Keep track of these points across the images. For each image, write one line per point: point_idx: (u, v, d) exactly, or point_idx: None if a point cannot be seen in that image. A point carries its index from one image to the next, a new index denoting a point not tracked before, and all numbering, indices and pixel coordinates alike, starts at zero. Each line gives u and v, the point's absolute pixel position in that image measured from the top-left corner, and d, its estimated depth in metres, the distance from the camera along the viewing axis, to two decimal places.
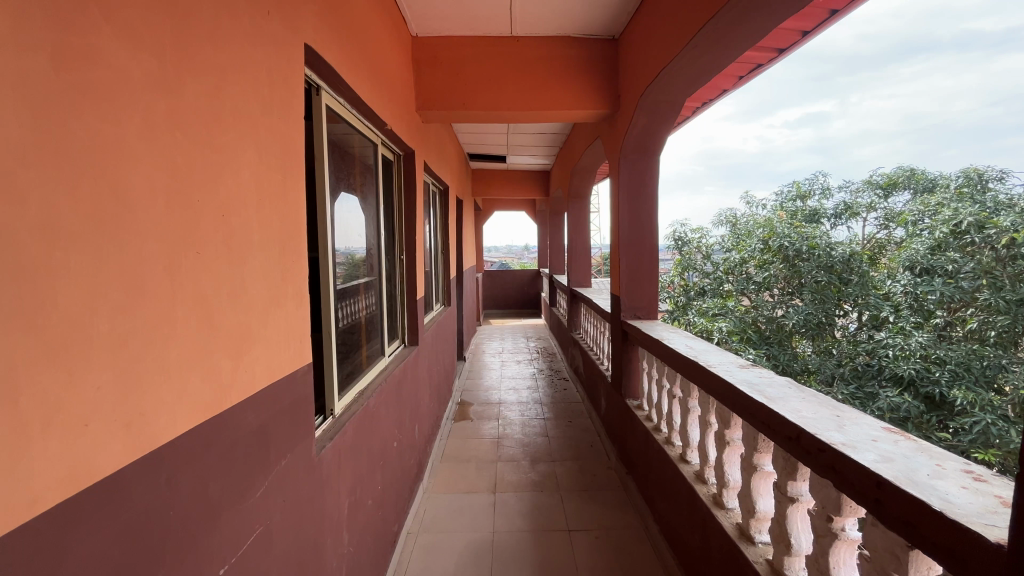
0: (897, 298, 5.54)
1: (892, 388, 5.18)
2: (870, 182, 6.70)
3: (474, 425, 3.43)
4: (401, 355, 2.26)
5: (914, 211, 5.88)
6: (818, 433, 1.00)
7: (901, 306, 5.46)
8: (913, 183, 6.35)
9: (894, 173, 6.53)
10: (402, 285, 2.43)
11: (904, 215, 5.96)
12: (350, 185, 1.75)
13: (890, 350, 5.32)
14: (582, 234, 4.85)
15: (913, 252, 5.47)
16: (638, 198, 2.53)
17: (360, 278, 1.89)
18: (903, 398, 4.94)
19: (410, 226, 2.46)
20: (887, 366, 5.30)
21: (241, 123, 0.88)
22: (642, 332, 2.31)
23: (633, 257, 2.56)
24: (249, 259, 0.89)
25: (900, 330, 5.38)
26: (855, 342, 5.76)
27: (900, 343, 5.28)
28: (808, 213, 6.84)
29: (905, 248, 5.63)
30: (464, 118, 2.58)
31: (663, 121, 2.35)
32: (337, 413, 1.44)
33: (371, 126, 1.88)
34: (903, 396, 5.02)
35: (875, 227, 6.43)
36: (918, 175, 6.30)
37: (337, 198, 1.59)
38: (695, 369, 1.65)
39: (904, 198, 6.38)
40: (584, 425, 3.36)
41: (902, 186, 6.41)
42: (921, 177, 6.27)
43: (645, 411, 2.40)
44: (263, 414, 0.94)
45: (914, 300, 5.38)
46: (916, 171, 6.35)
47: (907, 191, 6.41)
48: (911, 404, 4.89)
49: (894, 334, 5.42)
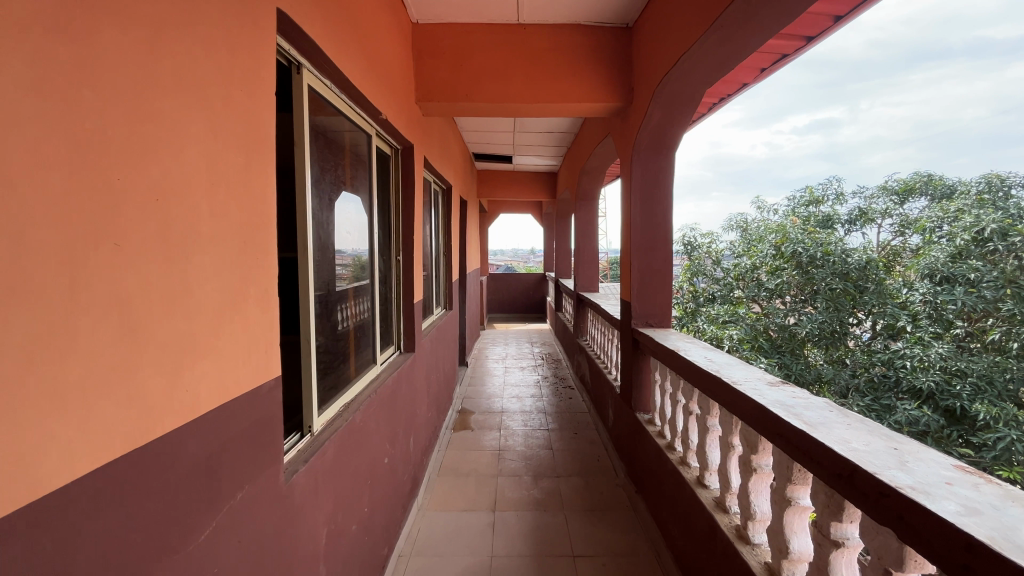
0: (915, 307, 5.33)
1: (910, 401, 4.95)
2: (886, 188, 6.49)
3: (474, 435, 3.27)
4: (396, 364, 2.11)
5: (932, 217, 5.64)
6: (879, 473, 0.83)
7: (920, 316, 5.26)
8: (931, 189, 6.14)
9: (911, 179, 6.33)
10: (399, 287, 2.28)
11: (922, 221, 5.74)
12: (339, 178, 1.60)
13: (907, 362, 5.11)
14: (590, 237, 4.69)
15: (933, 260, 5.23)
16: (652, 198, 2.35)
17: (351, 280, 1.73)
18: (922, 411, 4.70)
19: (408, 226, 2.31)
20: (904, 378, 5.07)
21: (187, 89, 0.73)
22: (655, 341, 2.14)
23: (645, 261, 2.39)
24: (194, 254, 0.74)
25: (918, 340, 5.18)
26: (870, 351, 5.55)
27: (919, 354, 5.05)
28: (821, 219, 6.60)
29: (923, 256, 5.41)
30: (468, 111, 2.44)
31: (680, 116, 2.19)
32: (316, 431, 1.29)
33: (363, 115, 1.74)
34: (922, 409, 4.80)
35: (890, 234, 6.23)
36: (936, 181, 6.09)
37: (321, 191, 1.44)
38: (717, 386, 1.48)
39: (920, 205, 6.19)
40: (591, 437, 3.18)
41: (918, 191, 6.21)
42: (939, 182, 6.07)
43: (657, 426, 2.23)
44: (212, 441, 0.78)
45: (933, 310, 5.15)
46: (934, 176, 6.15)
47: (925, 197, 6.21)
48: (931, 418, 4.66)
49: (912, 345, 5.18)
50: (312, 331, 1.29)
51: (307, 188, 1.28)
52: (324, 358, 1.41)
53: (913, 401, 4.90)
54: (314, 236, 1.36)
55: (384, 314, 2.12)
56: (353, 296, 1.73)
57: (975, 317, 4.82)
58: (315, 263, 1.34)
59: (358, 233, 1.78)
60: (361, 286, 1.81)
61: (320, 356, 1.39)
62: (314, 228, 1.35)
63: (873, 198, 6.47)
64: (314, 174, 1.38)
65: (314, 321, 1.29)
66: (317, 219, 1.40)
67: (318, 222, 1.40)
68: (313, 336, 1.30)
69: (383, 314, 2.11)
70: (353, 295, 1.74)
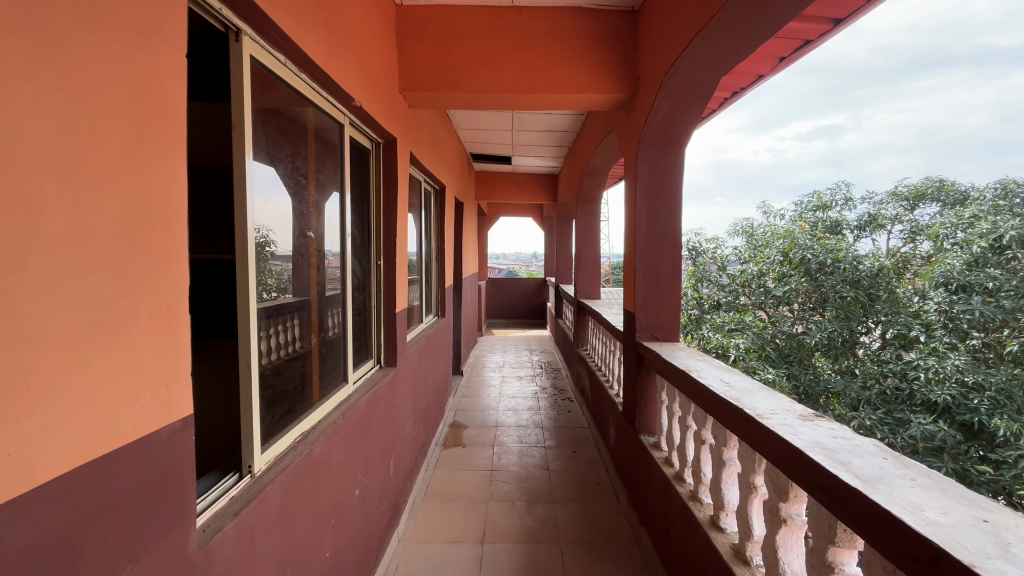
0: (928, 317, 5.10)
1: (925, 414, 4.65)
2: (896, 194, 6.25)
3: (467, 452, 3.05)
4: (373, 381, 1.89)
5: (945, 224, 5.45)
6: (979, 567, 0.61)
7: (934, 325, 5.03)
8: (943, 195, 5.93)
9: (922, 184, 6.12)
10: (379, 295, 2.06)
11: (934, 228, 5.51)
12: (297, 172, 1.39)
13: (921, 373, 4.84)
14: (590, 242, 4.46)
15: (947, 268, 5.00)
16: (660, 198, 2.14)
17: (315, 290, 1.52)
18: (938, 426, 4.43)
19: (389, 227, 2.09)
20: (918, 391, 4.81)
21: (16, 33, 0.52)
22: (663, 359, 1.92)
23: (652, 268, 2.17)
24: (26, 260, 0.53)
25: (933, 351, 4.93)
26: (880, 361, 5.33)
27: (935, 366, 4.76)
28: (829, 224, 6.35)
29: (937, 264, 5.18)
30: (458, 103, 2.23)
31: (691, 108, 1.98)
32: (259, 472, 1.08)
33: (333, 102, 1.52)
34: (938, 423, 4.50)
35: (901, 241, 6.01)
36: (949, 186, 5.91)
37: (271, 187, 1.23)
38: (738, 417, 1.26)
39: (931, 211, 6.03)
40: (590, 457, 2.96)
41: (930, 198, 6.04)
42: (952, 188, 5.88)
43: (663, 451, 2.01)
44: (61, 519, 0.57)
45: (948, 320, 4.88)
46: (946, 182, 5.95)
47: (936, 204, 6.03)
48: (947, 433, 4.36)
49: (926, 356, 4.93)
50: (253, 352, 1.08)
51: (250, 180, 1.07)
52: (272, 384, 1.19)
53: (928, 415, 4.63)
54: (259, 237, 1.15)
55: (358, 326, 1.89)
56: (313, 309, 1.51)
57: (992, 327, 4.61)
58: (258, 269, 1.12)
59: (325, 236, 1.56)
60: (327, 297, 1.59)
61: (268, 381, 1.17)
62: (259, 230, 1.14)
63: (882, 204, 6.27)
64: (261, 163, 1.17)
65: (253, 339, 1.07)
66: (262, 217, 1.19)
67: (266, 224, 1.18)
68: (252, 356, 1.08)
69: (357, 326, 1.88)
70: (314, 308, 1.52)
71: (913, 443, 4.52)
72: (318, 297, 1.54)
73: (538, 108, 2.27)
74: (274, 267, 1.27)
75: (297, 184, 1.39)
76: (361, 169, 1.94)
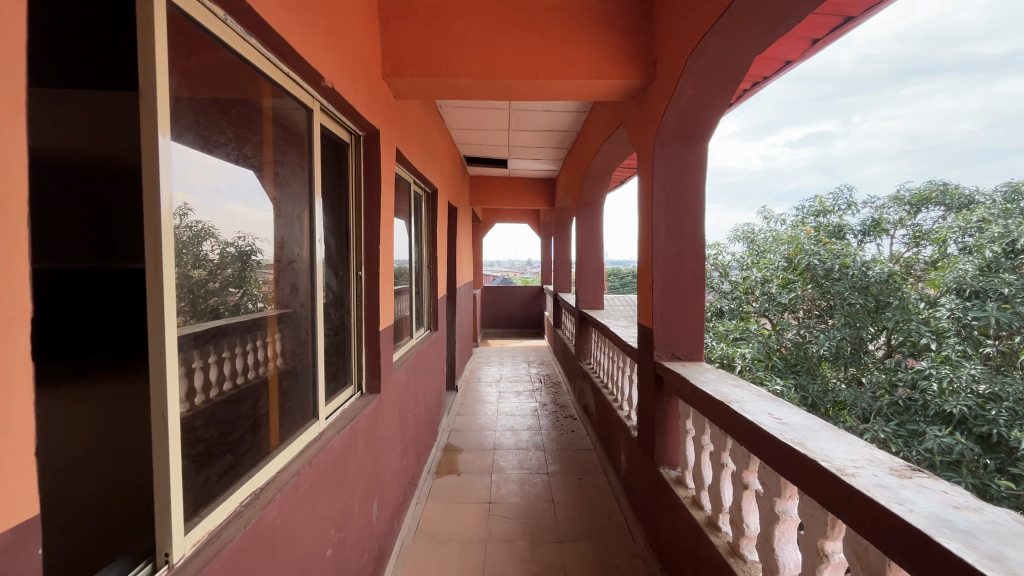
0: (940, 325, 4.76)
1: (940, 426, 4.29)
2: (897, 198, 5.86)
3: (462, 480, 2.77)
4: (353, 412, 1.62)
5: (953, 227, 5.16)
6: None
7: (946, 333, 4.69)
8: (947, 199, 5.49)
9: (926, 189, 5.68)
10: (359, 311, 1.78)
11: (941, 232, 5.26)
12: (233, 159, 1.09)
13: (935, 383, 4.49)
14: (591, 248, 4.20)
15: (960, 273, 4.73)
16: (681, 197, 1.87)
17: (260, 306, 1.22)
18: (956, 438, 4.09)
19: (372, 232, 1.81)
20: (931, 402, 4.45)
21: None
22: (689, 383, 1.66)
23: (672, 277, 1.90)
24: None
25: (945, 359, 4.58)
26: (889, 370, 5.05)
27: (950, 374, 4.41)
28: (831, 229, 6.17)
29: (947, 271, 4.91)
30: (451, 91, 1.98)
31: (717, 93, 1.71)
32: (180, 562, 0.78)
33: (300, 80, 1.25)
34: (954, 436, 4.16)
35: (903, 246, 5.69)
36: (953, 189, 5.46)
37: (205, 178, 0.94)
38: (811, 470, 0.98)
39: (935, 215, 5.57)
40: (598, 487, 2.68)
41: (934, 201, 5.57)
42: (956, 191, 5.42)
43: (689, 489, 1.73)
44: None
45: (960, 327, 4.57)
46: (950, 185, 5.50)
47: (941, 207, 5.57)
48: (965, 446, 4.05)
49: (939, 365, 4.59)
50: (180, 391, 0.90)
51: (190, 179, 0.88)
52: (203, 436, 0.91)
53: (944, 426, 4.26)
54: (185, 240, 0.88)
55: (331, 347, 1.61)
56: (267, 327, 1.24)
57: (1006, 332, 4.28)
58: (181, 282, 0.86)
59: (281, 243, 1.27)
60: (292, 314, 1.32)
61: (197, 431, 0.89)
62: (182, 231, 0.86)
63: (884, 208, 5.96)
64: (189, 148, 0.89)
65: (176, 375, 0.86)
66: (229, 225, 1.06)
67: (192, 225, 0.90)
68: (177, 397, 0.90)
69: (331, 349, 1.60)
70: (271, 327, 1.25)
71: (930, 457, 4.19)
72: (275, 314, 1.27)
73: (545, 98, 2.03)
74: (211, 281, 0.99)
75: (238, 177, 1.10)
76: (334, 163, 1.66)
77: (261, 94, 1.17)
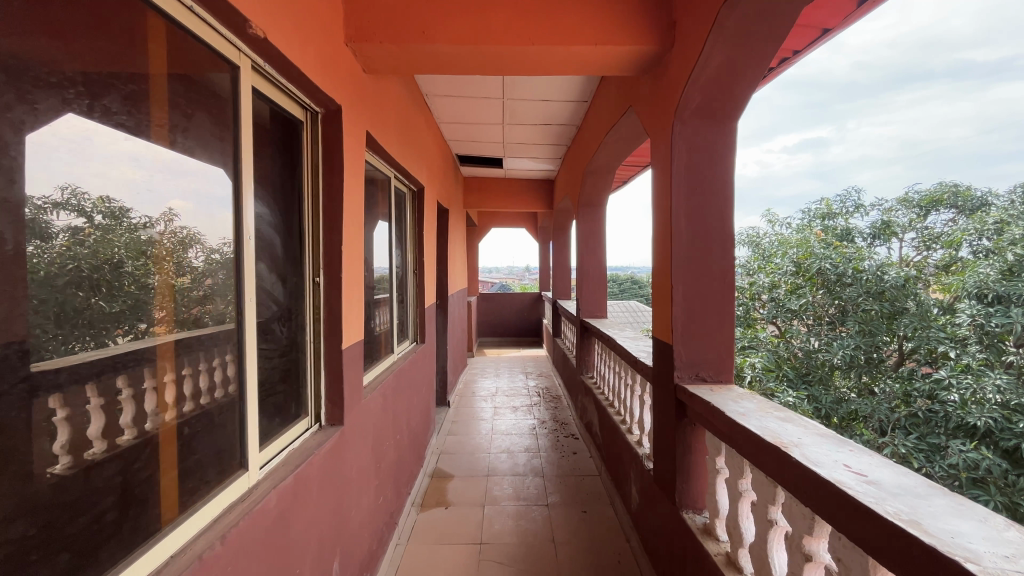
0: (961, 332, 4.36)
1: (965, 440, 3.98)
2: (905, 199, 5.49)
3: (449, 516, 2.44)
4: (305, 452, 1.29)
5: (968, 228, 4.80)
6: None
7: (967, 340, 4.31)
8: (959, 201, 5.12)
9: (936, 190, 5.31)
10: (315, 327, 1.46)
11: (955, 235, 4.90)
12: (90, 111, 0.75)
13: (955, 394, 4.15)
14: (595, 253, 3.86)
15: (980, 276, 4.29)
16: (704, 187, 1.57)
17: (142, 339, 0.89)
18: (983, 453, 3.74)
19: (334, 232, 1.49)
20: (952, 414, 4.13)
21: None
22: (723, 416, 1.31)
23: (695, 282, 1.59)
24: None
25: (965, 368, 4.24)
26: (905, 379, 4.72)
27: (971, 386, 4.07)
28: (838, 232, 5.74)
29: (966, 273, 4.45)
30: (431, 62, 1.67)
31: (753, 58, 1.40)
32: None
33: (217, 24, 0.94)
34: (980, 450, 3.82)
35: (913, 250, 5.27)
36: (965, 192, 5.08)
37: (77, 138, 0.72)
38: (897, 546, 0.73)
39: (946, 218, 5.20)
40: (606, 522, 2.36)
41: (946, 204, 5.18)
42: (969, 194, 5.05)
43: (721, 543, 1.40)
44: None
45: (982, 334, 4.19)
46: (961, 187, 5.15)
47: (953, 210, 5.18)
48: (993, 461, 3.71)
49: (959, 374, 4.25)
50: (116, 418, 0.84)
51: (185, 189, 0.92)
52: None
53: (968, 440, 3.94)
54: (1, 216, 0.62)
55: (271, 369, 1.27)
56: (157, 363, 0.93)
57: None
58: (46, 292, 0.69)
59: (210, 246, 0.99)
60: (199, 340, 0.99)
61: None
62: None
63: (893, 210, 5.54)
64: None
65: (98, 405, 0.82)
66: (217, 231, 1.01)
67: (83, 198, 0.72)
68: (118, 423, 0.85)
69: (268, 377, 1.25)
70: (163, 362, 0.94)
71: (955, 474, 3.85)
72: (168, 341, 0.94)
73: (557, 73, 1.75)
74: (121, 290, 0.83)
75: (184, 164, 0.92)
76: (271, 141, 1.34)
77: (145, 47, 0.85)
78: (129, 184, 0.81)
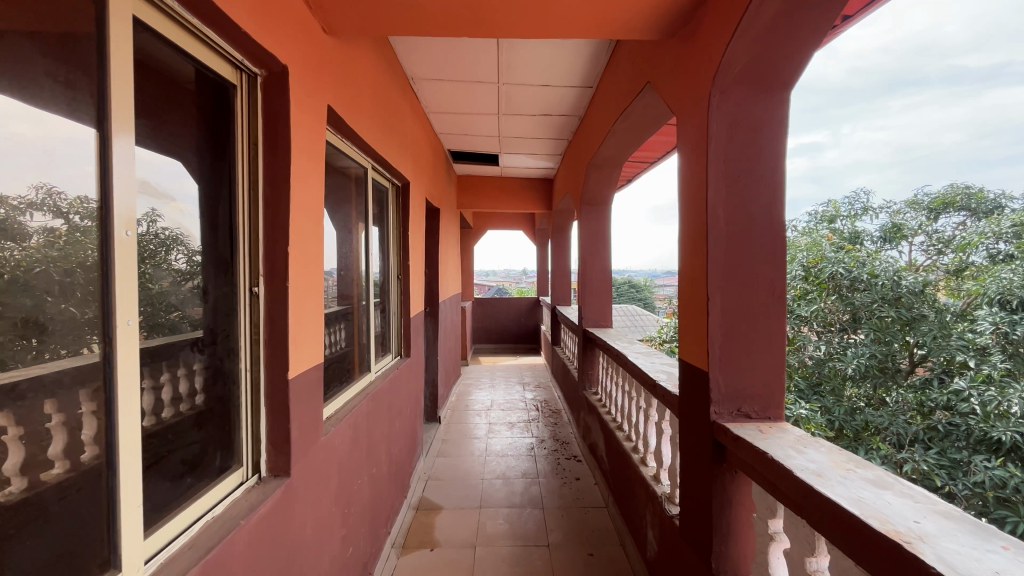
0: (981, 341, 3.64)
1: (989, 455, 3.26)
2: (914, 201, 4.59)
3: (435, 559, 2.10)
4: (227, 524, 0.96)
5: (984, 230, 4.06)
6: None
7: (990, 350, 3.60)
8: (974, 203, 4.28)
9: (947, 191, 4.46)
10: (250, 349, 1.13)
11: (969, 237, 4.14)
12: None
13: (976, 404, 3.44)
14: (600, 257, 3.54)
15: (1003, 281, 3.63)
16: (747, 173, 1.25)
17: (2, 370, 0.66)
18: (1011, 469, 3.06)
19: (280, 230, 1.16)
20: (975, 427, 3.39)
21: None
22: (790, 475, 0.96)
23: (736, 294, 1.26)
24: None
25: (986, 379, 3.51)
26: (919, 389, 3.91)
27: (996, 398, 3.36)
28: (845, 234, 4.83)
29: (987, 276, 3.80)
30: (406, 18, 1.35)
31: (822, 6, 1.06)
32: None
33: None
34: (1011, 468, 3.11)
35: (922, 254, 4.42)
36: (980, 193, 4.26)
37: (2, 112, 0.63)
38: None
39: (955, 221, 4.38)
40: (616, 567, 2.05)
41: (957, 206, 4.35)
42: (984, 195, 4.24)
43: None
44: None
45: (1006, 343, 3.51)
46: (976, 187, 4.32)
47: (963, 214, 4.36)
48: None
49: (980, 385, 3.50)
50: (36, 452, 0.74)
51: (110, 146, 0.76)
52: None
53: (995, 457, 3.23)
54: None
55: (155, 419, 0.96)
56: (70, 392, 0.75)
57: None
58: None
59: (80, 254, 0.70)
60: (38, 386, 0.72)
61: None
62: None
63: (901, 211, 4.67)
64: None
65: (15, 436, 0.72)
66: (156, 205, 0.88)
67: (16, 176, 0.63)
68: (44, 456, 0.75)
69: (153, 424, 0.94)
70: None
71: (981, 494, 3.15)
72: None
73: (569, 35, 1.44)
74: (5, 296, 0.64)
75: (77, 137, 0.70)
76: (171, 104, 1.00)
77: None
78: (70, 173, 0.68)
